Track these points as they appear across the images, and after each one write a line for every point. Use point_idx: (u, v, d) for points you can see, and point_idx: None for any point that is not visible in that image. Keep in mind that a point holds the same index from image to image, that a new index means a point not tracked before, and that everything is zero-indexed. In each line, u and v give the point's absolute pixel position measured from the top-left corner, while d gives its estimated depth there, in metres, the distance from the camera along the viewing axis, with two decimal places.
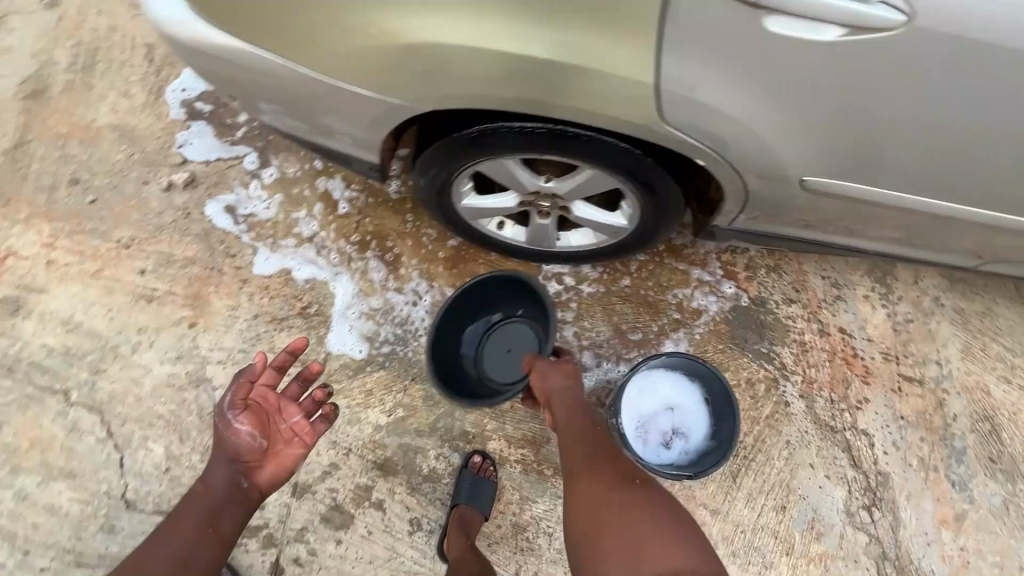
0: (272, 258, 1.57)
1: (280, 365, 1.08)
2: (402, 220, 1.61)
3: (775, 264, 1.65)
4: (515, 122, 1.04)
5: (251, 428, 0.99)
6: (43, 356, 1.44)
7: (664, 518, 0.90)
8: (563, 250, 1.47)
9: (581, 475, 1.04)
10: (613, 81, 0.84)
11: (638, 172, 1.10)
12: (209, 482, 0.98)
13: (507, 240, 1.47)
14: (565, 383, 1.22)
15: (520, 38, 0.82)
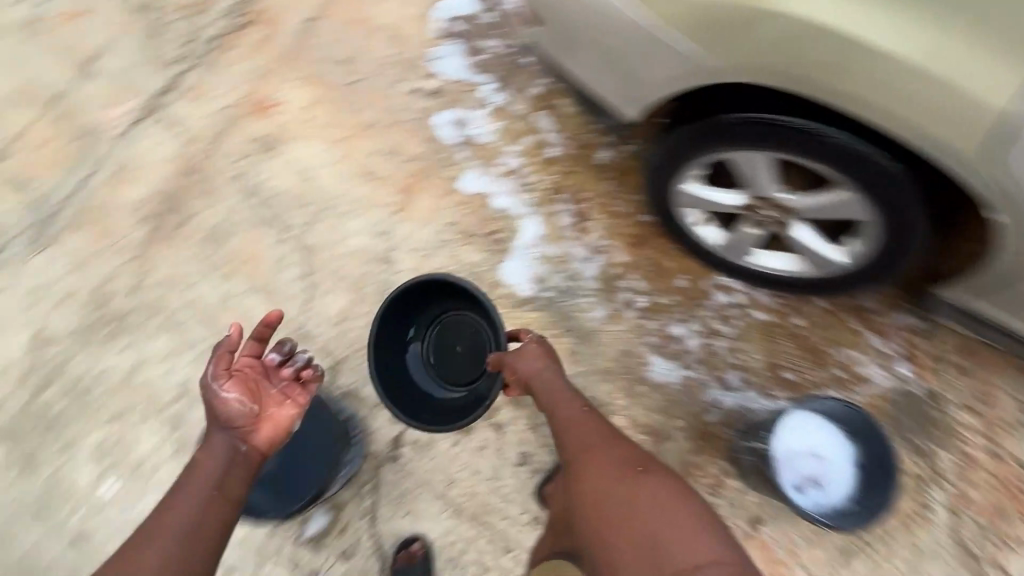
0: (478, 180, 1.71)
1: (259, 337, 1.12)
2: (603, 186, 1.67)
3: (969, 365, 1.50)
4: (805, 122, 1.09)
5: (242, 396, 1.06)
6: (277, 194, 1.67)
7: (675, 510, 1.01)
8: (750, 268, 1.46)
9: (585, 464, 1.12)
10: (951, 95, 0.89)
11: (899, 208, 1.11)
12: (201, 458, 1.03)
13: (699, 238, 1.48)
14: (538, 369, 1.22)
15: (878, 31, 0.89)
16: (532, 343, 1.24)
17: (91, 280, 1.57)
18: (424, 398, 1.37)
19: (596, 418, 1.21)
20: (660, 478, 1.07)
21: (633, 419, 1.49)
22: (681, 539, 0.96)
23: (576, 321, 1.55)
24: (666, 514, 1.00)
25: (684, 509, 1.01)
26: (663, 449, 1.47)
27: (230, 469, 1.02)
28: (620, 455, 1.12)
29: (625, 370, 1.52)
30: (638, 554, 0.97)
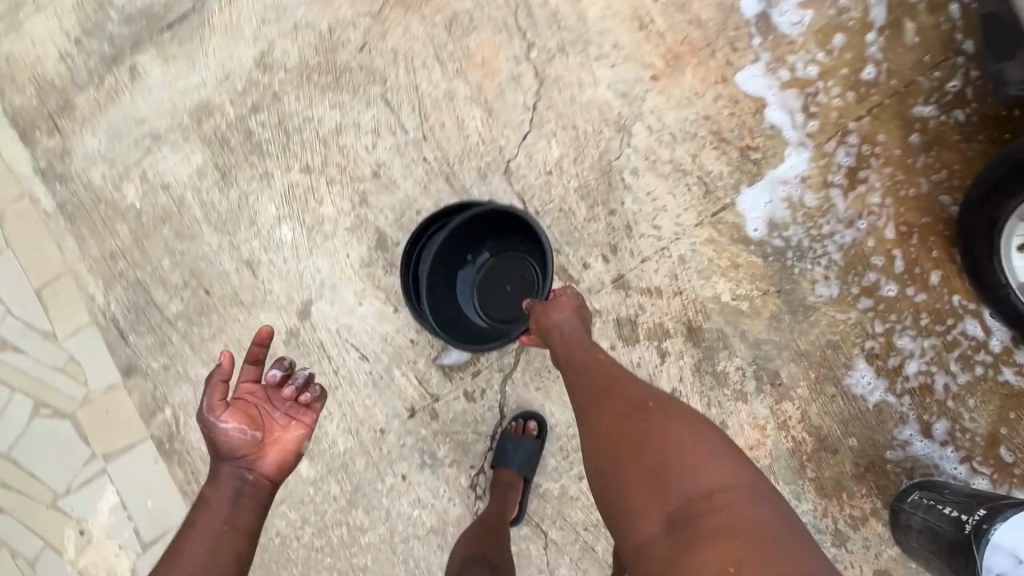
0: (759, 80, 1.38)
1: (254, 357, 1.00)
2: (909, 150, 1.32)
3: None
4: None
5: (243, 425, 0.97)
6: (536, 4, 1.43)
7: (691, 442, 0.82)
8: None
9: (588, 402, 0.93)
10: None
11: None
12: (214, 487, 0.95)
13: (1006, 264, 1.17)
14: (566, 309, 1.11)
15: None
16: (568, 293, 1.14)
17: (322, 20, 1.45)
18: (457, 315, 1.35)
19: (604, 353, 1.02)
20: (675, 408, 0.87)
21: (805, 415, 1.31)
22: (698, 472, 0.78)
23: (796, 287, 1.33)
24: (681, 442, 0.82)
25: (703, 440, 0.82)
26: (821, 459, 1.30)
27: (247, 499, 0.95)
28: (631, 386, 0.92)
29: (825, 363, 1.31)
30: (650, 496, 0.79)
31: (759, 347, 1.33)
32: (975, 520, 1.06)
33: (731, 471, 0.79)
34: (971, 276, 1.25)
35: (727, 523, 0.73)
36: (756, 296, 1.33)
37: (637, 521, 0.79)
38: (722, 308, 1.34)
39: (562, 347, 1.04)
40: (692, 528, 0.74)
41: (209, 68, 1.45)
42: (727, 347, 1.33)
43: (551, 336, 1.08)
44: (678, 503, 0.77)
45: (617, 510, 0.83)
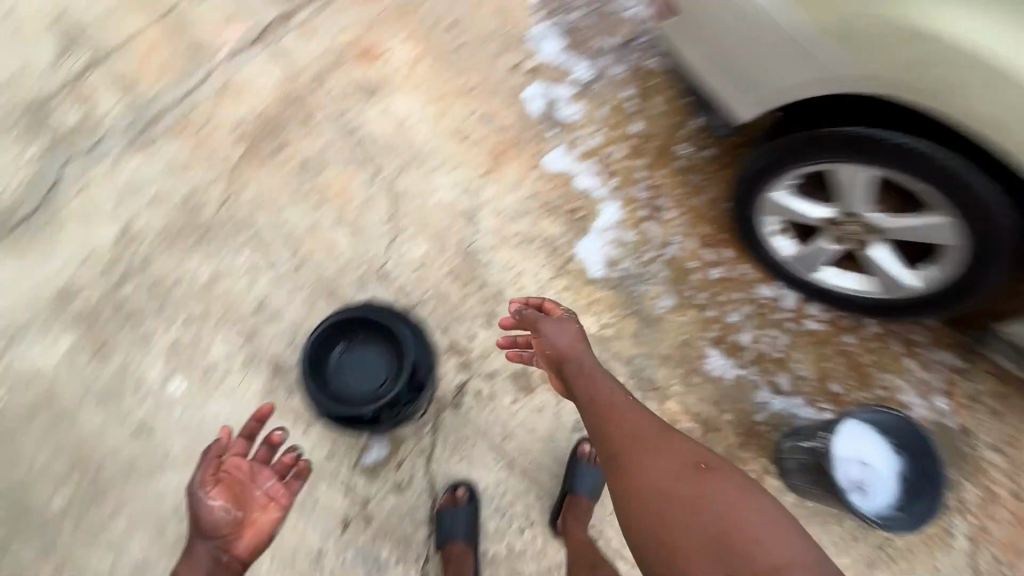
0: (564, 158, 1.74)
1: (246, 433, 1.19)
2: (685, 180, 1.71)
3: (1004, 409, 1.58)
4: (923, 143, 1.16)
5: (227, 503, 1.13)
6: (373, 140, 1.71)
7: (746, 508, 0.91)
8: (816, 283, 1.52)
9: (638, 458, 1.00)
10: None
11: (986, 240, 1.20)
12: (195, 557, 1.11)
13: (773, 247, 1.53)
14: (573, 334, 1.23)
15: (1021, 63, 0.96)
16: (568, 321, 1.26)
17: (181, 187, 1.60)
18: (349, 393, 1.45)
19: (631, 399, 1.11)
20: (724, 468, 0.98)
21: (686, 406, 1.54)
22: (753, 538, 0.87)
23: (643, 305, 1.61)
24: (747, 522, 0.88)
25: (751, 503, 0.92)
26: (710, 439, 1.53)
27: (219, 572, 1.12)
28: (680, 445, 1.01)
29: (684, 360, 1.57)
30: (714, 562, 0.86)
31: (633, 362, 1.56)
32: (821, 443, 1.34)
33: (795, 541, 0.87)
34: (758, 261, 1.61)
35: None
36: (616, 321, 1.60)
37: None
38: (594, 339, 1.57)
39: (581, 383, 1.13)
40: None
41: (71, 254, 1.50)
42: (608, 370, 1.55)
43: (568, 365, 1.19)
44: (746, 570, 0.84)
45: (673, 561, 0.90)
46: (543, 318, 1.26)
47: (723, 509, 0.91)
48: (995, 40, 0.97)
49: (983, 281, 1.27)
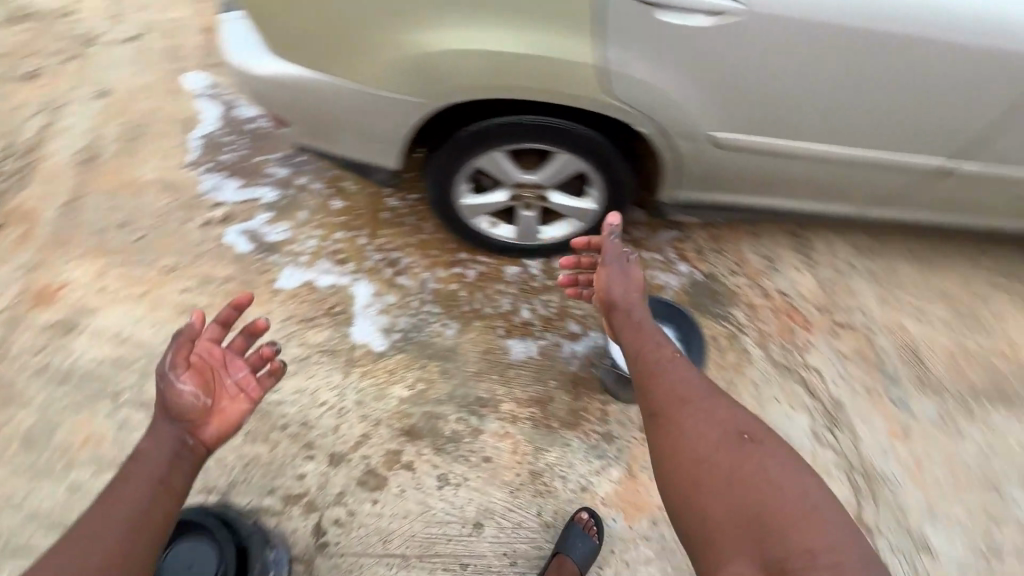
0: (295, 273, 1.79)
1: (223, 319, 1.10)
2: (406, 230, 1.87)
3: (718, 247, 2.02)
4: (507, 118, 1.43)
5: (200, 389, 1.04)
6: (96, 368, 1.60)
7: (792, 490, 0.93)
8: (545, 243, 1.78)
9: (681, 427, 1.05)
10: (568, 64, 1.22)
11: (599, 153, 1.50)
12: (148, 450, 0.98)
13: (499, 237, 1.77)
14: (632, 290, 1.29)
15: (503, 37, 1.20)
16: (633, 266, 1.32)
17: None
18: None
19: (687, 364, 1.16)
20: (773, 448, 0.99)
21: (517, 399, 1.66)
22: (804, 523, 0.88)
23: (435, 346, 1.72)
24: (786, 502, 0.91)
25: (828, 507, 0.91)
26: (552, 410, 1.66)
27: (144, 523, 0.92)
28: (741, 426, 1.02)
29: (493, 365, 1.71)
30: (743, 526, 0.90)
31: (455, 396, 1.65)
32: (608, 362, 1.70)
33: (839, 532, 0.87)
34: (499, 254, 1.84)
35: (795, 535, 0.86)
36: (421, 373, 1.68)
37: (718, 530, 0.92)
38: (412, 400, 1.63)
39: (633, 340, 1.22)
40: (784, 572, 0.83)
41: None
42: (439, 416, 1.61)
43: (616, 319, 1.28)
44: (772, 539, 0.87)
45: (700, 514, 0.95)
46: (609, 247, 1.31)
47: (782, 494, 0.92)
48: (474, 37, 1.21)
49: (626, 183, 1.59)
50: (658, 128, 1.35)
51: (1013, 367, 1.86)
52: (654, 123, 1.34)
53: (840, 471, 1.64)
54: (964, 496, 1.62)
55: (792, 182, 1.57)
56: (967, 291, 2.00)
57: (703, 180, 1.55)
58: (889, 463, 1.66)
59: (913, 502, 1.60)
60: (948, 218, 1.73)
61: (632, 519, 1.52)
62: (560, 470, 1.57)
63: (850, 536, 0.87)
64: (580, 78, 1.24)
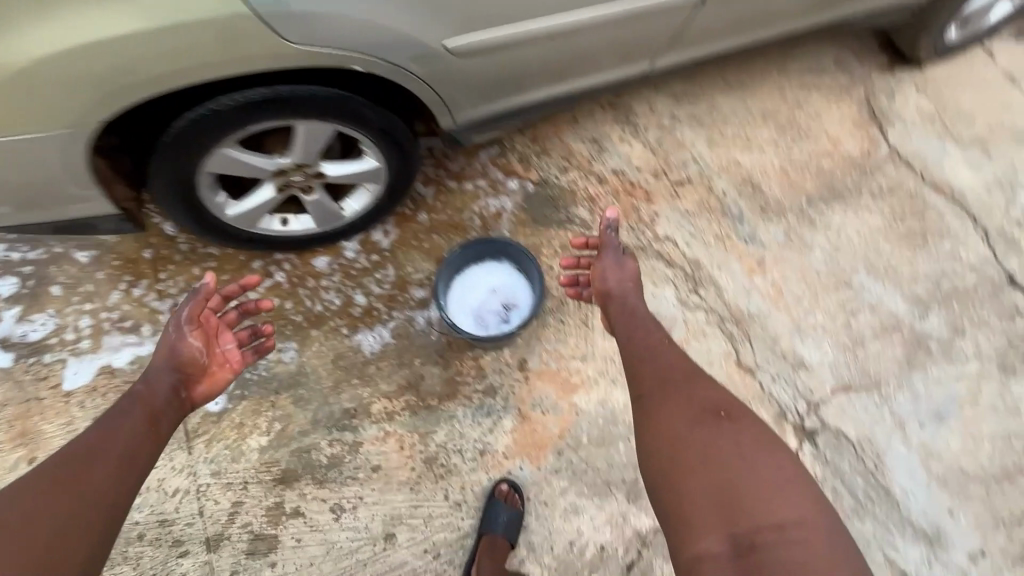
0: (81, 365, 1.51)
1: (228, 294, 1.29)
2: (194, 263, 1.59)
3: (542, 148, 1.87)
4: (202, 108, 1.13)
5: (202, 346, 1.23)
6: None
7: (769, 469, 0.95)
8: (352, 218, 1.57)
9: (670, 407, 1.06)
10: (218, 20, 0.98)
11: (341, 110, 1.24)
12: (154, 389, 1.13)
13: (298, 232, 1.55)
14: (625, 279, 1.31)
15: (122, 13, 0.95)
16: (629, 259, 1.34)
17: None
18: None
19: (672, 350, 1.19)
20: (746, 426, 1.02)
21: (387, 394, 1.53)
22: (780, 497, 0.91)
23: (278, 377, 1.52)
24: (757, 479, 0.93)
25: (802, 481, 0.95)
26: (426, 390, 1.55)
27: (140, 451, 1.04)
28: (725, 404, 1.06)
29: (349, 370, 1.55)
30: (719, 503, 0.91)
31: (320, 419, 1.49)
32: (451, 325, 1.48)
33: (805, 505, 0.92)
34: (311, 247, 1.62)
35: (769, 515, 0.89)
36: (274, 413, 1.49)
37: (696, 510, 0.93)
38: (274, 445, 1.46)
39: (624, 325, 1.24)
40: (756, 548, 0.86)
41: None
42: (310, 449, 1.46)
43: (610, 308, 1.29)
44: (749, 516, 0.89)
45: (678, 491, 0.96)
46: (607, 238, 1.34)
47: (761, 471, 0.95)
48: (86, 23, 0.94)
49: (397, 130, 1.36)
50: (381, 59, 1.13)
51: (839, 162, 1.90)
52: (373, 55, 1.12)
53: (713, 326, 1.66)
54: (824, 302, 1.69)
55: (570, 64, 1.45)
56: (785, 101, 1.98)
57: (478, 94, 1.38)
58: (753, 301, 1.69)
59: (782, 328, 1.65)
60: (738, 40, 1.65)
61: (538, 461, 1.49)
62: (454, 446, 1.49)
63: (819, 516, 0.91)
64: (243, 32, 1.00)
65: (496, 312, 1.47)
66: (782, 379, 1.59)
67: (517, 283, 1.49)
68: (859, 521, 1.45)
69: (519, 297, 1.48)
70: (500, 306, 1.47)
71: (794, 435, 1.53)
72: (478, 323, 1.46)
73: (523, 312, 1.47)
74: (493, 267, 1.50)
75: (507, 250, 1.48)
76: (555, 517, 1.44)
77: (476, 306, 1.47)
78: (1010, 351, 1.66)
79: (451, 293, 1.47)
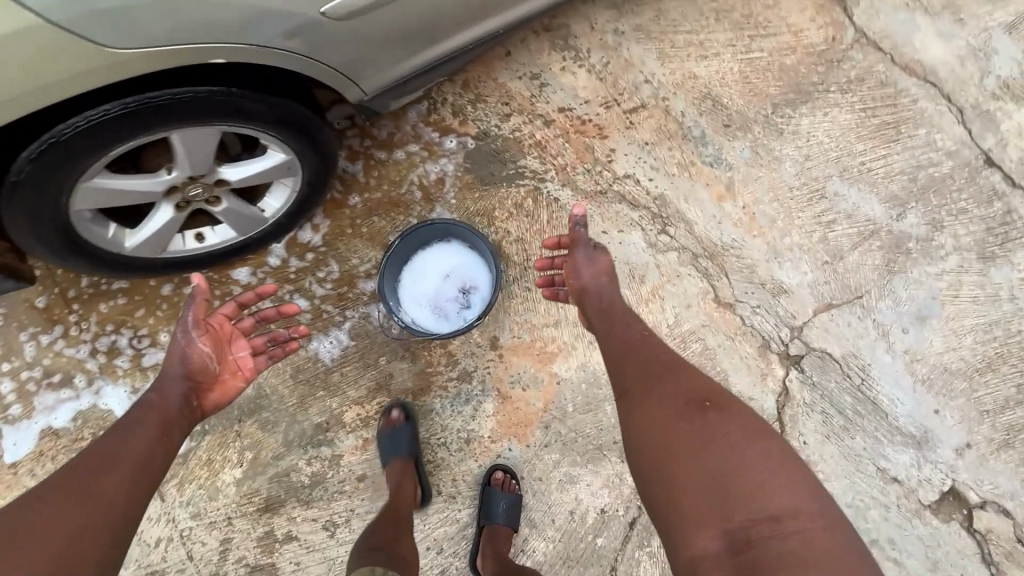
0: (19, 432, 1.38)
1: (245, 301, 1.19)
2: (114, 299, 1.44)
3: (476, 95, 1.65)
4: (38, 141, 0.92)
5: (214, 351, 1.13)
6: None
7: (761, 459, 0.92)
8: (275, 218, 1.39)
9: (661, 402, 1.02)
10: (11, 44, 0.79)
11: (218, 110, 1.03)
12: (167, 399, 1.05)
13: (218, 245, 1.38)
14: (601, 272, 1.25)
15: None
16: (602, 253, 1.28)
17: None
18: None
19: (652, 340, 1.16)
20: (735, 413, 0.99)
21: (357, 400, 1.45)
22: (775, 489, 0.88)
23: (237, 405, 1.42)
24: (749, 470, 0.90)
25: (797, 471, 0.92)
26: (398, 388, 1.46)
27: (151, 465, 0.97)
28: (716, 396, 1.01)
29: (311, 382, 1.45)
30: (711, 500, 0.88)
31: (292, 440, 1.41)
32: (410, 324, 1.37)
33: (799, 494, 0.89)
34: (238, 256, 1.45)
35: (764, 508, 0.86)
36: (241, 443, 1.40)
37: (690, 506, 0.90)
38: (249, 475, 1.39)
39: (603, 319, 1.19)
40: (750, 543, 0.83)
41: None
42: (288, 472, 1.40)
43: (588, 305, 1.24)
44: (744, 510, 0.86)
45: (670, 483, 0.93)
46: (575, 235, 1.28)
47: (755, 462, 0.91)
48: None
49: (299, 113, 1.14)
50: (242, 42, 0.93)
51: (803, 56, 1.71)
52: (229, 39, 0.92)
53: (688, 265, 1.55)
54: (800, 219, 1.59)
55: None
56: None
57: (390, 49, 1.17)
58: (726, 230, 1.58)
59: (758, 254, 1.56)
60: None
61: (525, 439, 1.44)
62: (438, 440, 1.43)
63: (816, 504, 0.88)
64: (50, 50, 0.82)
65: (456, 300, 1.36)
66: (764, 309, 1.52)
67: (473, 263, 1.38)
68: (850, 439, 1.44)
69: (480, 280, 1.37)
70: (459, 292, 1.36)
71: (781, 364, 1.49)
72: (437, 315, 1.36)
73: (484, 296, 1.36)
74: (447, 249, 1.38)
75: (459, 230, 1.36)
76: (551, 491, 1.42)
77: (433, 295, 1.36)
78: (989, 237, 1.61)
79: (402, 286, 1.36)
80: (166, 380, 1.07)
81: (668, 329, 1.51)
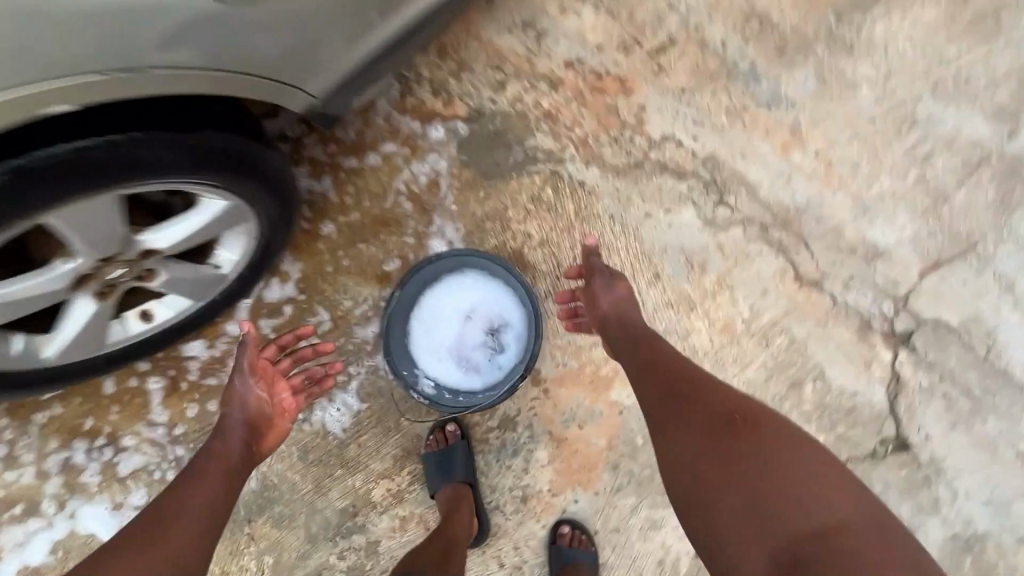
0: None
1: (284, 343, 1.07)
2: (66, 402, 1.17)
3: (457, 64, 1.29)
4: None
5: (270, 396, 1.02)
6: None
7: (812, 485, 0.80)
8: (237, 272, 1.09)
9: (694, 434, 0.88)
10: None
11: (93, 170, 0.74)
12: (228, 446, 0.93)
13: (178, 319, 1.09)
14: (623, 300, 1.08)
15: None
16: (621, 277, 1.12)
17: None
18: None
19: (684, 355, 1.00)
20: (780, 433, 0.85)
21: (385, 472, 1.20)
22: (817, 504, 0.77)
23: (243, 502, 1.18)
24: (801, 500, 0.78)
25: (840, 476, 0.81)
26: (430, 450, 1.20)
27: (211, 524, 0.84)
28: (751, 411, 0.88)
29: (325, 460, 1.20)
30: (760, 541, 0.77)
31: (316, 532, 1.18)
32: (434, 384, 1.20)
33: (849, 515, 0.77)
34: (211, 322, 1.18)
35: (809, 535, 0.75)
36: (258, 545, 1.18)
37: (736, 544, 0.79)
38: None
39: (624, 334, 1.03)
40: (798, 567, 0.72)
41: None
42: (321, 569, 1.18)
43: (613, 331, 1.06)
44: (788, 534, 0.76)
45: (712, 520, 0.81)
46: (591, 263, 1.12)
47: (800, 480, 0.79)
48: None
49: (211, 145, 0.84)
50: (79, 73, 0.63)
51: None
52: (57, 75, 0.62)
53: (758, 241, 1.24)
54: (888, 158, 1.26)
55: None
56: None
57: (328, 30, 0.81)
58: (798, 188, 1.26)
59: (842, 211, 1.24)
60: None
61: (592, 486, 1.19)
62: (489, 504, 1.19)
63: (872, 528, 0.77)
64: None
65: (481, 345, 1.21)
66: (858, 281, 1.23)
67: (500, 296, 1.21)
68: (981, 423, 1.19)
69: (507, 315, 1.21)
70: (484, 335, 1.21)
71: (887, 346, 1.21)
72: (463, 366, 1.20)
73: (514, 335, 1.21)
74: (461, 283, 1.21)
75: (473, 261, 1.19)
76: (632, 541, 1.19)
77: (453, 342, 1.21)
78: None
79: (415, 339, 1.21)
80: (225, 426, 0.95)
81: (743, 325, 1.23)
